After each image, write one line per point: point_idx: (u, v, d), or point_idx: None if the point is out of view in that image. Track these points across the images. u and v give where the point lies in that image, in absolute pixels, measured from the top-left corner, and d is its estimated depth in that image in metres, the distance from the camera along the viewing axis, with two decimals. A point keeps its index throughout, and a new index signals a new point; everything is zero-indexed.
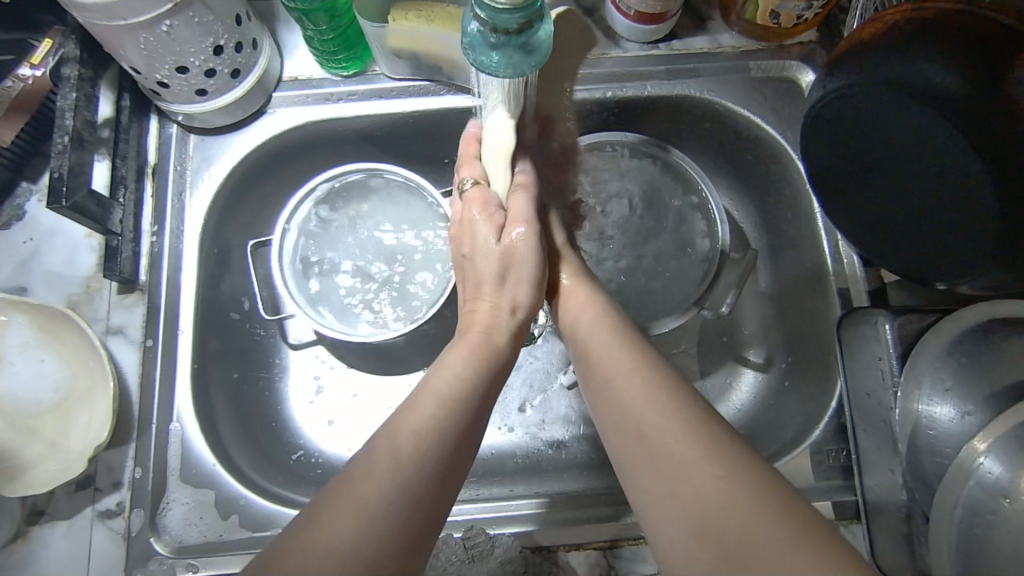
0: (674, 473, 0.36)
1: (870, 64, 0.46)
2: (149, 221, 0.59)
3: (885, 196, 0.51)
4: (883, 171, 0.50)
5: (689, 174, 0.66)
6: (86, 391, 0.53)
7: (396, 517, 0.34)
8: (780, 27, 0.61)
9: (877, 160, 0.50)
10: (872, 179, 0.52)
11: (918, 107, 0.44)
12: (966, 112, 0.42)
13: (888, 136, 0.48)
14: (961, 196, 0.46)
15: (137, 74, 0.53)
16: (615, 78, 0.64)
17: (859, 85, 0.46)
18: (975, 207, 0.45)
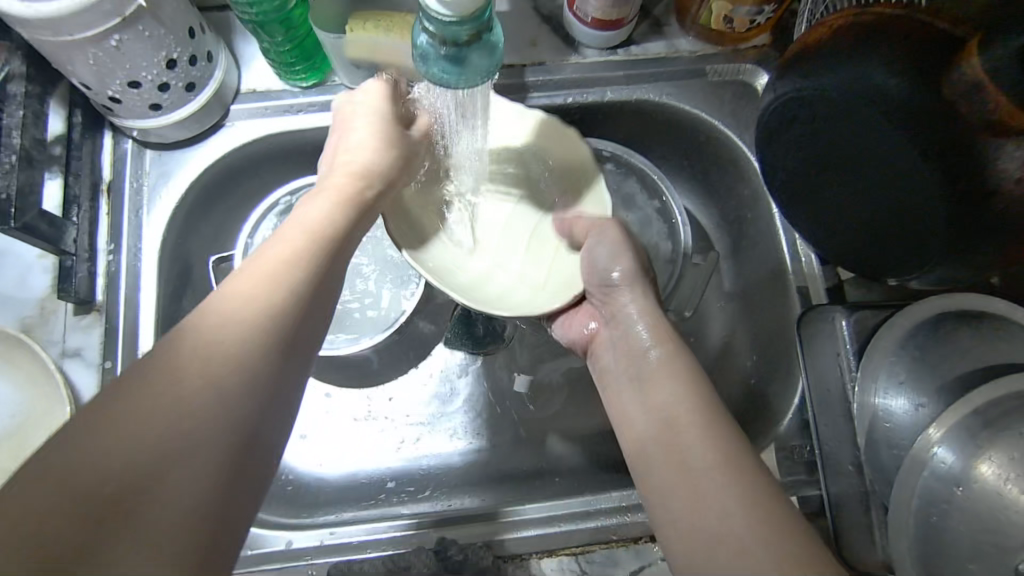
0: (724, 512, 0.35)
1: (817, 69, 0.47)
2: (105, 239, 0.57)
3: (838, 196, 0.53)
4: (832, 172, 0.52)
5: (651, 177, 0.67)
6: (41, 416, 0.52)
7: (203, 392, 0.32)
8: (735, 31, 0.63)
9: (826, 162, 0.52)
10: (824, 180, 0.53)
11: (866, 110, 0.45)
12: (909, 112, 0.43)
13: (837, 138, 0.49)
14: (906, 193, 0.47)
15: (87, 89, 0.52)
16: (576, 84, 0.65)
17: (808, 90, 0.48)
18: (921, 207, 0.47)
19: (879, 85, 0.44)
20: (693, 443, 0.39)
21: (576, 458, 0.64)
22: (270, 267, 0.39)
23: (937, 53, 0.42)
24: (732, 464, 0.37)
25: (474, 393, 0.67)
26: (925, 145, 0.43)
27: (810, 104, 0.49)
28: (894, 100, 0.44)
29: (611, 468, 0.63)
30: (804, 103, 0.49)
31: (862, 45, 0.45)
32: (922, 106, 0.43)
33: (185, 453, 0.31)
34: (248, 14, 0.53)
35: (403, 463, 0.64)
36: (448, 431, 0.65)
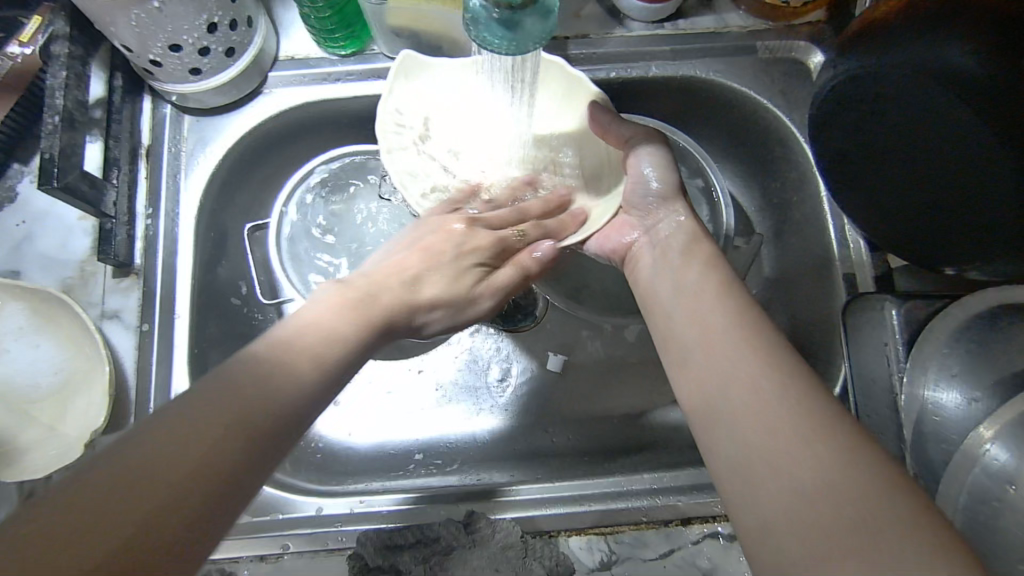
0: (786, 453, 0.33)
1: (886, 45, 0.45)
2: (144, 203, 0.57)
3: (890, 184, 0.50)
4: (890, 163, 0.49)
5: (693, 155, 0.65)
6: (82, 375, 0.53)
7: (255, 404, 0.34)
8: (790, 4, 0.60)
9: (887, 152, 0.49)
10: (873, 171, 0.50)
11: (936, 91, 0.44)
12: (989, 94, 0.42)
13: (899, 124, 0.47)
14: (971, 181, 0.45)
15: (130, 51, 0.52)
16: (620, 58, 0.63)
17: (875, 67, 0.46)
18: (985, 194, 0.45)
19: (953, 64, 0.43)
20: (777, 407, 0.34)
21: (608, 440, 0.64)
22: (290, 341, 0.38)
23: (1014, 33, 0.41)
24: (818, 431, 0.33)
25: (504, 371, 0.66)
26: (1002, 127, 0.42)
27: (873, 83, 0.46)
28: (967, 82, 0.42)
29: (641, 451, 0.62)
30: (866, 85, 0.47)
31: (934, 25, 0.43)
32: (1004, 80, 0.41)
33: (177, 483, 0.30)
34: None
35: (429, 437, 0.64)
36: (474, 408, 0.65)
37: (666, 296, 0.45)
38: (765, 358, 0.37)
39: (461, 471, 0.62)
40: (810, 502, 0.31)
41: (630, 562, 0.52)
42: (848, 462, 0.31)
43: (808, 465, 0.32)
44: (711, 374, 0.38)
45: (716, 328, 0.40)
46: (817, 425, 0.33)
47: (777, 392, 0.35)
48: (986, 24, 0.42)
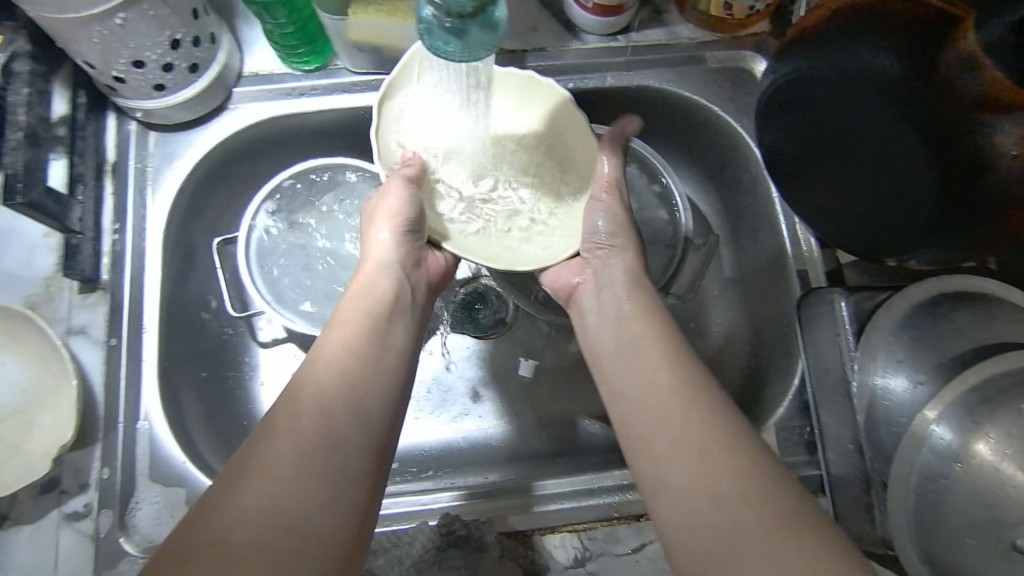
0: (697, 472, 0.37)
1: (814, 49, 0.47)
2: (110, 219, 0.57)
3: (826, 179, 0.53)
4: (829, 161, 0.52)
5: (651, 161, 0.67)
6: (48, 392, 0.52)
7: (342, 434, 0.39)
8: (736, 17, 0.63)
9: (827, 150, 0.52)
10: (815, 169, 0.54)
11: (867, 94, 0.47)
12: (907, 96, 0.45)
13: (836, 122, 0.50)
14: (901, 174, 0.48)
15: (92, 68, 0.52)
16: (577, 69, 0.65)
17: (810, 69, 0.48)
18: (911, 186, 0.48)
19: (874, 64, 0.46)
20: (693, 429, 0.39)
21: (579, 440, 0.65)
22: (322, 381, 0.41)
23: (930, 33, 0.43)
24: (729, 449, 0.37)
25: (475, 377, 0.67)
26: (925, 129, 0.45)
27: (812, 83, 0.49)
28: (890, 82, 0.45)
29: (610, 450, 0.64)
30: (804, 88, 0.50)
31: (856, 28, 0.45)
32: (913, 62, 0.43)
33: (286, 514, 0.35)
34: None
35: (403, 444, 0.65)
36: (447, 414, 0.66)
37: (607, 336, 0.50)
38: (693, 400, 0.41)
39: (436, 477, 0.63)
40: (716, 537, 0.35)
41: (603, 557, 0.53)
42: (756, 499, 0.35)
43: (723, 507, 0.35)
44: (644, 420, 0.42)
45: (645, 376, 0.43)
46: (736, 464, 0.37)
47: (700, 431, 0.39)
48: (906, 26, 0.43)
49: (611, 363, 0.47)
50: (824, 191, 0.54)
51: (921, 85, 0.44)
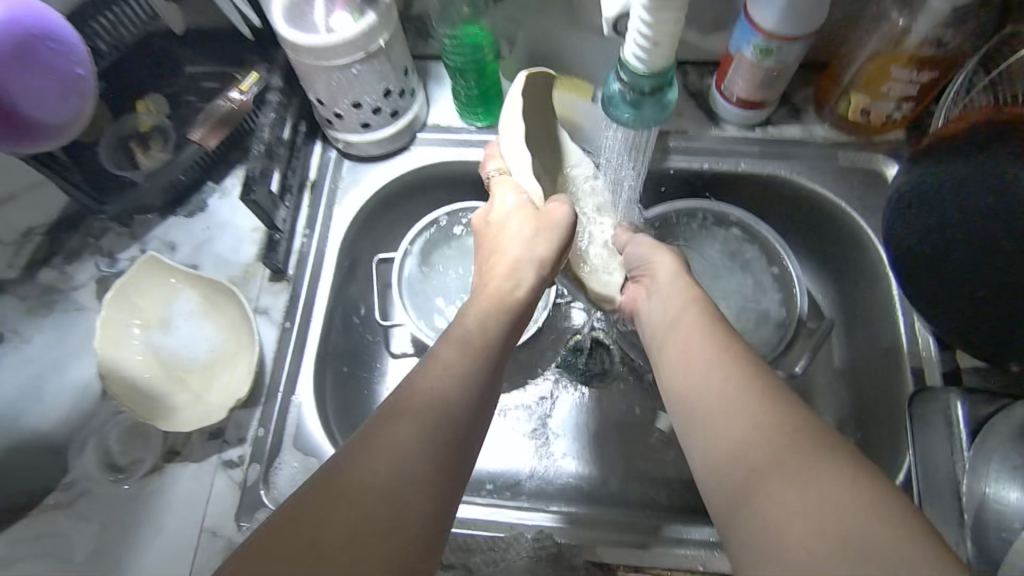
0: (729, 427, 0.41)
1: (955, 156, 0.52)
2: (303, 225, 0.69)
3: (950, 288, 0.55)
4: (956, 269, 0.54)
5: (772, 243, 0.71)
6: (232, 355, 0.63)
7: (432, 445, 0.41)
8: (873, 122, 0.67)
9: (956, 259, 0.54)
10: (939, 278, 0.56)
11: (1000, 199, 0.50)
12: None
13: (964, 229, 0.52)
14: None
15: (321, 104, 0.65)
16: (712, 153, 0.72)
17: (948, 174, 0.52)
18: None
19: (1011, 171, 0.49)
20: (717, 392, 0.44)
21: (669, 496, 0.67)
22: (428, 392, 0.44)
23: None
24: (756, 399, 0.42)
25: (576, 417, 0.72)
26: None
27: (943, 189, 0.53)
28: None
29: (699, 510, 0.65)
30: (933, 190, 0.54)
31: (990, 142, 0.50)
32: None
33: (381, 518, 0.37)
34: (455, 58, 0.65)
35: (502, 467, 0.69)
36: (546, 446, 0.70)
37: (654, 325, 0.55)
38: (732, 366, 0.45)
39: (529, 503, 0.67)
40: (745, 489, 0.38)
41: None
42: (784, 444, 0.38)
43: (774, 473, 0.37)
44: (690, 392, 0.46)
45: (695, 356, 0.47)
46: (787, 433, 0.38)
47: (747, 410, 0.41)
48: None
49: (666, 349, 0.51)
50: (946, 298, 0.56)
51: None
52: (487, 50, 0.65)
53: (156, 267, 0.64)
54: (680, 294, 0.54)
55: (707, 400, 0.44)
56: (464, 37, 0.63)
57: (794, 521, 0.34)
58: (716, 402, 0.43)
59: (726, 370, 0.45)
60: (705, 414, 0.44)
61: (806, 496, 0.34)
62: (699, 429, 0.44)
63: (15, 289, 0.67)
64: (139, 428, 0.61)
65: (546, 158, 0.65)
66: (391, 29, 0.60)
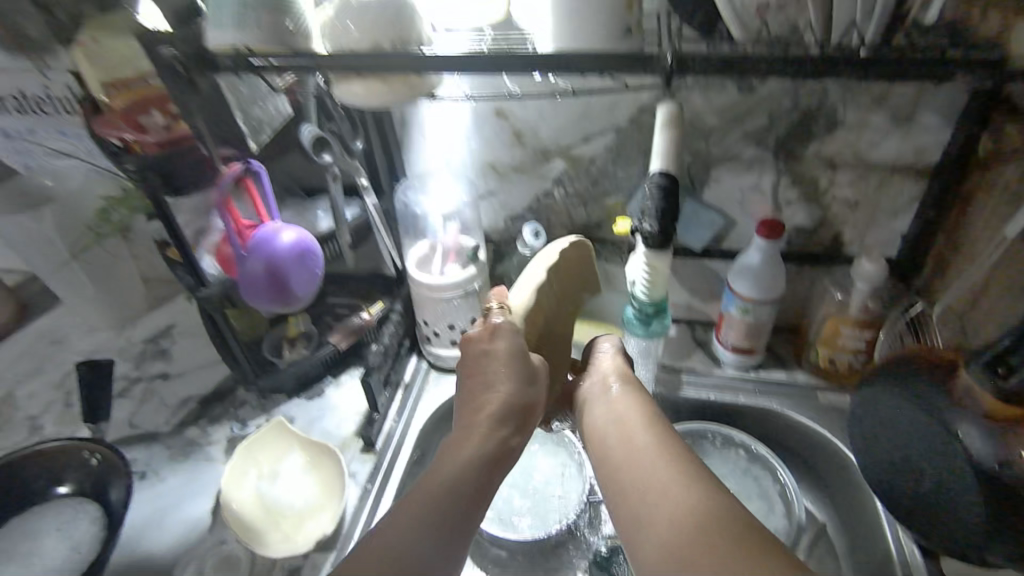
0: (657, 509, 0.49)
1: (875, 381, 0.69)
2: (394, 413, 0.89)
3: (900, 495, 0.66)
4: (897, 477, 0.66)
5: (773, 464, 0.85)
6: (322, 505, 0.77)
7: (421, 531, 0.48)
8: (841, 369, 0.87)
9: (893, 469, 0.66)
10: (888, 484, 0.67)
11: (906, 413, 0.64)
12: (928, 405, 0.62)
13: (893, 438, 0.66)
14: (953, 490, 0.59)
15: (426, 325, 0.92)
16: (716, 386, 0.91)
17: (874, 391, 0.69)
18: (961, 502, 0.58)
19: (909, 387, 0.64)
20: (651, 478, 0.52)
21: None
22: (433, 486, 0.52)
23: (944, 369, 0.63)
24: (683, 486, 0.50)
25: None
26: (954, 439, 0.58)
27: (873, 405, 0.69)
28: (919, 397, 0.63)
29: None
30: (868, 408, 0.69)
31: (896, 369, 0.67)
32: (937, 398, 0.61)
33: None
34: None
35: None
36: None
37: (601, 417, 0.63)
38: (675, 462, 0.53)
39: None
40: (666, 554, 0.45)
41: None
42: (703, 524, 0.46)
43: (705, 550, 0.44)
44: (626, 475, 0.54)
45: (638, 448, 0.56)
46: (718, 519, 0.46)
47: (675, 497, 0.49)
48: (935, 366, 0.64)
49: (612, 435, 0.60)
50: (900, 504, 0.66)
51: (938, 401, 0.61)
52: None
53: (276, 431, 0.83)
54: (629, 405, 0.63)
55: (641, 482, 0.52)
56: None
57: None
58: (648, 485, 0.51)
59: (668, 467, 0.52)
60: (640, 493, 0.51)
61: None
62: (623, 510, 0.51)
63: (164, 438, 0.87)
64: (232, 559, 0.72)
65: (553, 310, 0.73)
66: (483, 278, 0.90)
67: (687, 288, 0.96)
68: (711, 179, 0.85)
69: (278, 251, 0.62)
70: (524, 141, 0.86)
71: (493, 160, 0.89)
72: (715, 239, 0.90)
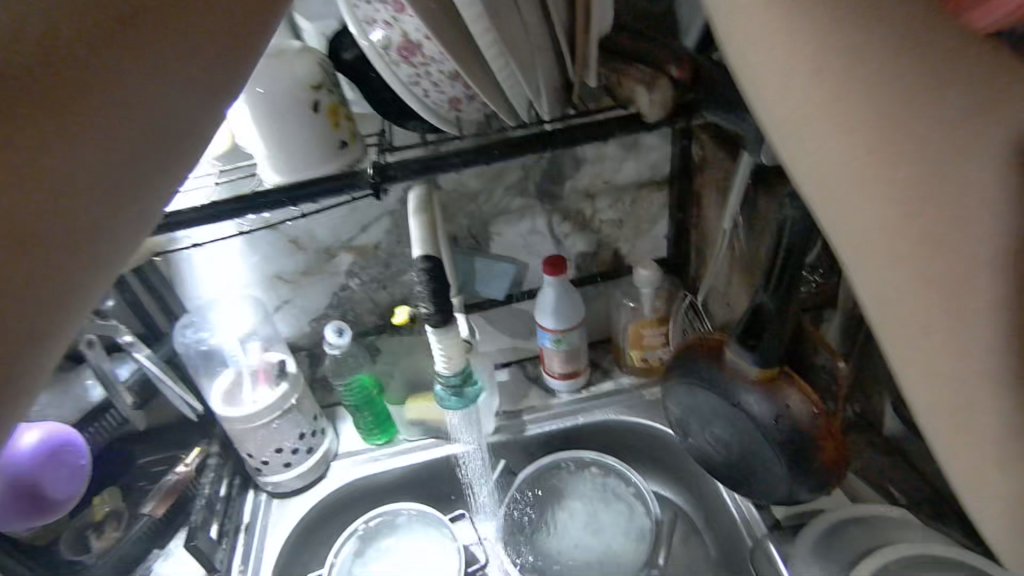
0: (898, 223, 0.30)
1: (670, 372, 0.77)
2: (239, 563, 0.81)
3: (718, 459, 0.74)
4: (717, 445, 0.73)
5: (623, 471, 0.89)
6: None
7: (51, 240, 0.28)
8: (655, 364, 0.94)
9: (711, 440, 0.74)
10: (714, 457, 0.75)
11: (696, 389, 0.72)
12: (718, 381, 0.69)
13: (698, 413, 0.74)
14: (753, 443, 0.68)
15: (251, 456, 0.85)
16: (556, 415, 0.95)
17: (670, 379, 0.76)
18: (762, 450, 0.68)
19: (699, 365, 0.72)
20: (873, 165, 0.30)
21: None
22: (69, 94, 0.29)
23: (714, 347, 0.73)
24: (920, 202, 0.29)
25: None
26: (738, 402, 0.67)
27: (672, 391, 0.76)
28: (705, 373, 0.71)
29: None
30: (670, 397, 0.77)
31: (682, 356, 0.75)
32: (718, 372, 0.70)
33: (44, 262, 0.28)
34: (351, 396, 0.89)
35: None
36: None
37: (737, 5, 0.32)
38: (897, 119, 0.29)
39: None
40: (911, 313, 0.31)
41: None
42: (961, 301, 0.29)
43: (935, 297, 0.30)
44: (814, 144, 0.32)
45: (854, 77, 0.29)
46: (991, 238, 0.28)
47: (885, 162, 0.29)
48: (708, 346, 0.73)
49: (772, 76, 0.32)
50: (722, 470, 0.75)
51: (715, 373, 0.70)
52: (374, 387, 0.91)
53: None
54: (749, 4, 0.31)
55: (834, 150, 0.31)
56: (357, 382, 0.89)
57: (902, 347, 0.32)
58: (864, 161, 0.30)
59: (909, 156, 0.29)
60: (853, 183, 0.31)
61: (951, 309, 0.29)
62: (790, 116, 0.32)
63: None
64: None
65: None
66: (299, 389, 0.86)
67: (507, 331, 0.99)
68: (493, 233, 0.89)
69: (20, 462, 0.62)
70: (304, 245, 0.85)
71: (278, 272, 0.86)
72: (514, 284, 0.94)
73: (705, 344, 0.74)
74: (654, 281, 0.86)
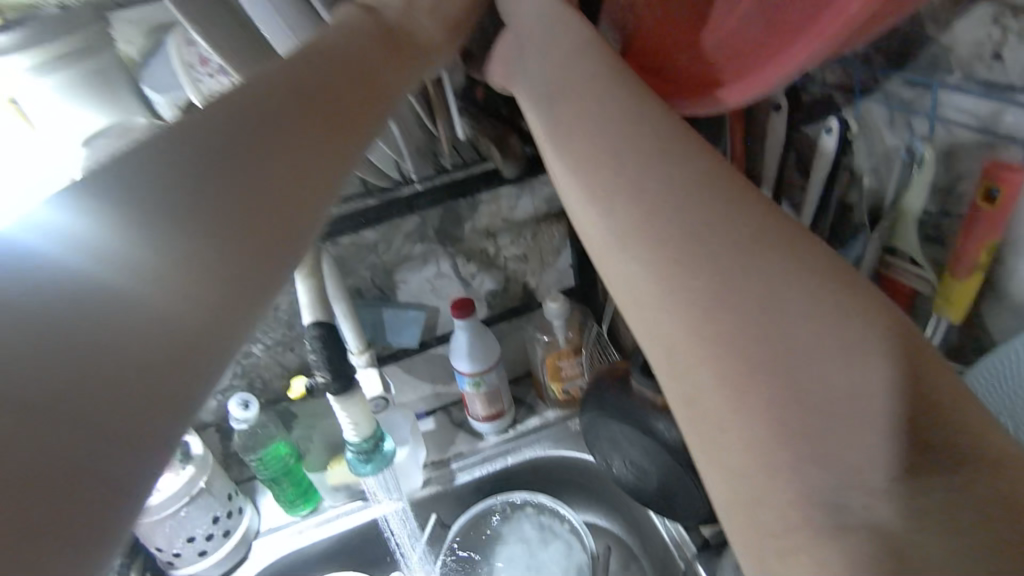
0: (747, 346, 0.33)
1: (584, 406, 0.78)
2: None
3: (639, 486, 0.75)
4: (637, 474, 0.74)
5: (555, 507, 0.89)
6: None
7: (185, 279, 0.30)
8: (576, 393, 0.94)
9: (631, 469, 0.74)
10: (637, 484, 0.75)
11: (610, 421, 0.73)
12: (628, 411, 0.71)
13: (614, 443, 0.75)
14: (668, 468, 0.69)
15: (161, 550, 0.79)
16: (484, 458, 0.93)
17: (585, 413, 0.77)
18: (675, 474, 0.69)
19: (610, 396, 0.74)
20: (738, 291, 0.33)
21: None
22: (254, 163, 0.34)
23: (622, 378, 0.75)
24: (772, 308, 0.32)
25: None
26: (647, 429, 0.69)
27: (588, 425, 0.77)
28: (616, 405, 0.73)
29: None
30: (588, 431, 0.78)
31: (594, 389, 0.76)
32: (628, 402, 0.72)
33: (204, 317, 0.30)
34: (266, 470, 0.85)
35: None
36: None
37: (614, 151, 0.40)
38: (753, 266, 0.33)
39: None
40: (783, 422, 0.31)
41: None
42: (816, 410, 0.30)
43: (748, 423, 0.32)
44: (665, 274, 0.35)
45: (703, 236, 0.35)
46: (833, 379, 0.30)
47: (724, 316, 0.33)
48: (617, 378, 0.75)
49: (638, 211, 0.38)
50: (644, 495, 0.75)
51: (625, 403, 0.72)
52: (291, 455, 0.87)
53: None
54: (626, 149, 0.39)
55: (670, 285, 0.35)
56: (271, 453, 0.85)
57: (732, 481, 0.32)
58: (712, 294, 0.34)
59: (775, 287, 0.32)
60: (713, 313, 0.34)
61: (779, 438, 0.31)
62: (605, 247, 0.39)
63: None
64: None
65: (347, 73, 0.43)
66: (208, 470, 0.81)
67: (426, 378, 0.97)
68: (398, 280, 0.88)
69: None
70: None
71: None
72: (426, 331, 0.93)
73: (613, 376, 0.76)
74: (564, 312, 0.87)
